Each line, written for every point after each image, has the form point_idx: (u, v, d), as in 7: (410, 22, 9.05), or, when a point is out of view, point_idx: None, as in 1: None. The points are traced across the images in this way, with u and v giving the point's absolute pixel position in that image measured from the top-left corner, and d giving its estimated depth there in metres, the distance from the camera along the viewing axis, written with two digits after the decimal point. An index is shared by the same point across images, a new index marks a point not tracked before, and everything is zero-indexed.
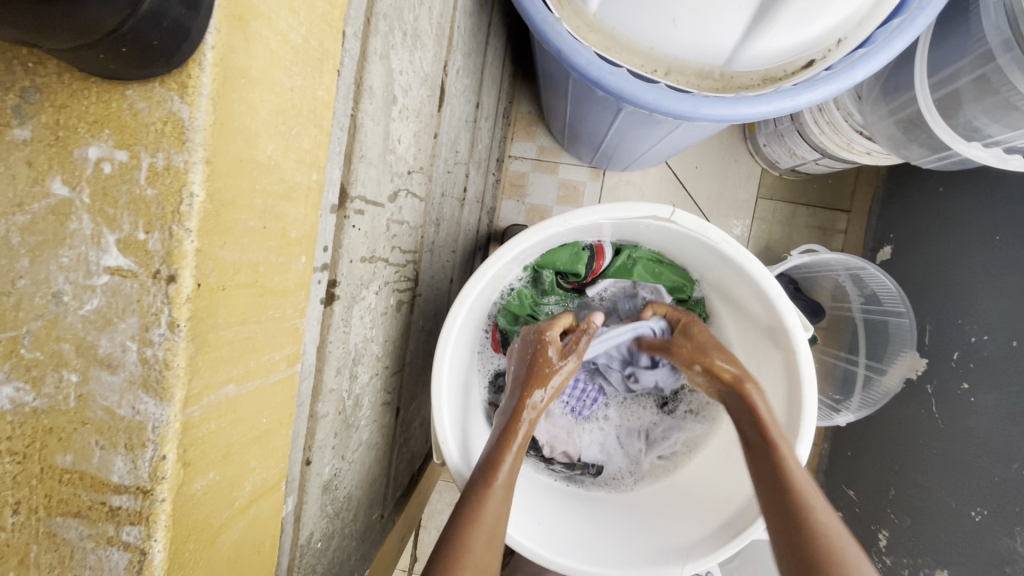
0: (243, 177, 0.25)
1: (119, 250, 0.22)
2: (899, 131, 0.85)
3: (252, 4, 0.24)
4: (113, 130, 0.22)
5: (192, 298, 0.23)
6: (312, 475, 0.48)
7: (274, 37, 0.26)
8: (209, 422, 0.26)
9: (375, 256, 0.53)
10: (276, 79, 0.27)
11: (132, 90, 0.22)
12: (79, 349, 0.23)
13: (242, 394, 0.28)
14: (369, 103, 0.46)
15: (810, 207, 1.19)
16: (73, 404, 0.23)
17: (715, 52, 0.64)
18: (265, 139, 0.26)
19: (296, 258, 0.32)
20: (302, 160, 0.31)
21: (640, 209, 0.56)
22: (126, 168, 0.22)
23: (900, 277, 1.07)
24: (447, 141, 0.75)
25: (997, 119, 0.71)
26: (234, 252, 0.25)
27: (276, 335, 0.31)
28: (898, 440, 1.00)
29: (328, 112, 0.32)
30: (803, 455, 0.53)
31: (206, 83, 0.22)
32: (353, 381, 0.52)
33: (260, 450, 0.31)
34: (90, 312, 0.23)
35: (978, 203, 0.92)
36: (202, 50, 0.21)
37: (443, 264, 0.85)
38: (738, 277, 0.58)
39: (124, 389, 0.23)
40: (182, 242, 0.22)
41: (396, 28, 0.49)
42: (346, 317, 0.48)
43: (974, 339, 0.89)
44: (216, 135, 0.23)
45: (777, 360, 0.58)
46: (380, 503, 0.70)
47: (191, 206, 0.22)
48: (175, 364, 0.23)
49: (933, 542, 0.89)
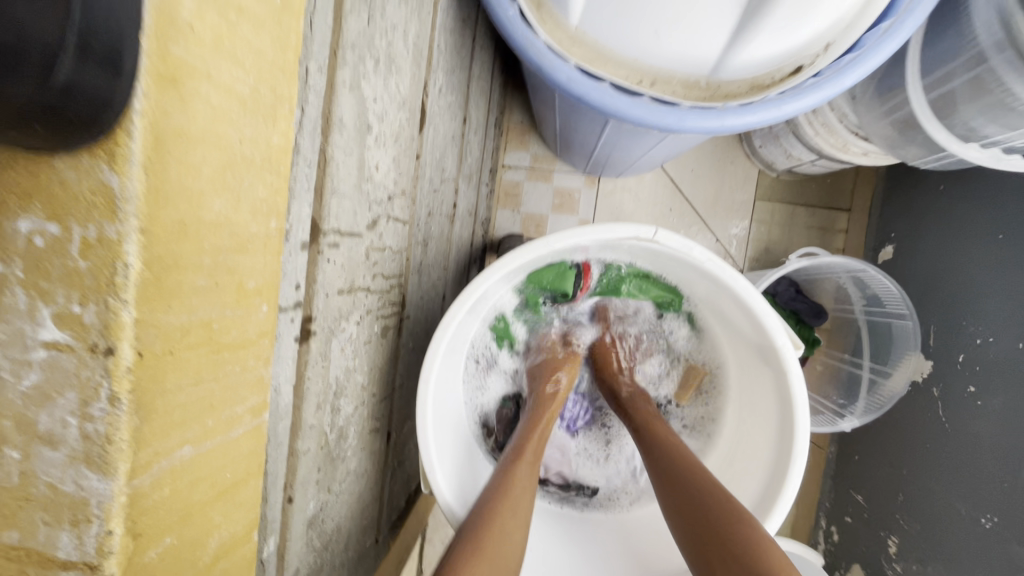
0: (187, 240, 0.24)
1: (54, 324, 0.22)
2: (894, 131, 0.83)
3: (186, 63, 0.23)
4: (43, 203, 0.22)
5: (134, 369, 0.22)
6: (295, 512, 0.47)
7: (216, 93, 0.25)
8: (162, 488, 0.25)
9: (354, 286, 0.52)
10: (220, 133, 0.26)
11: (59, 160, 0.21)
12: (19, 425, 0.23)
13: (199, 454, 0.27)
14: (340, 135, 0.45)
15: (809, 208, 1.17)
16: (16, 480, 0.23)
17: (701, 61, 0.62)
18: (211, 197, 0.26)
19: (257, 308, 0.31)
20: (258, 211, 0.30)
21: (623, 230, 0.55)
22: (59, 241, 0.22)
23: (903, 277, 1.05)
24: (432, 159, 0.74)
25: (993, 119, 0.69)
26: (181, 315, 0.25)
27: (237, 389, 0.30)
28: (905, 444, 0.98)
29: (286, 157, 0.31)
30: (796, 481, 0.53)
31: (137, 150, 0.21)
32: (335, 414, 0.51)
33: (226, 504, 0.31)
34: (28, 388, 0.23)
35: (981, 201, 0.89)
36: (131, 117, 0.21)
37: (433, 282, 0.84)
38: (727, 295, 0.57)
39: (65, 465, 0.23)
40: (119, 314, 0.22)
41: (367, 57, 0.47)
42: (324, 351, 0.47)
43: (979, 341, 0.87)
44: (151, 203, 0.22)
45: (768, 379, 0.57)
46: (374, 528, 0.70)
47: (127, 277, 0.22)
48: (117, 438, 0.22)
49: (943, 549, 0.87)
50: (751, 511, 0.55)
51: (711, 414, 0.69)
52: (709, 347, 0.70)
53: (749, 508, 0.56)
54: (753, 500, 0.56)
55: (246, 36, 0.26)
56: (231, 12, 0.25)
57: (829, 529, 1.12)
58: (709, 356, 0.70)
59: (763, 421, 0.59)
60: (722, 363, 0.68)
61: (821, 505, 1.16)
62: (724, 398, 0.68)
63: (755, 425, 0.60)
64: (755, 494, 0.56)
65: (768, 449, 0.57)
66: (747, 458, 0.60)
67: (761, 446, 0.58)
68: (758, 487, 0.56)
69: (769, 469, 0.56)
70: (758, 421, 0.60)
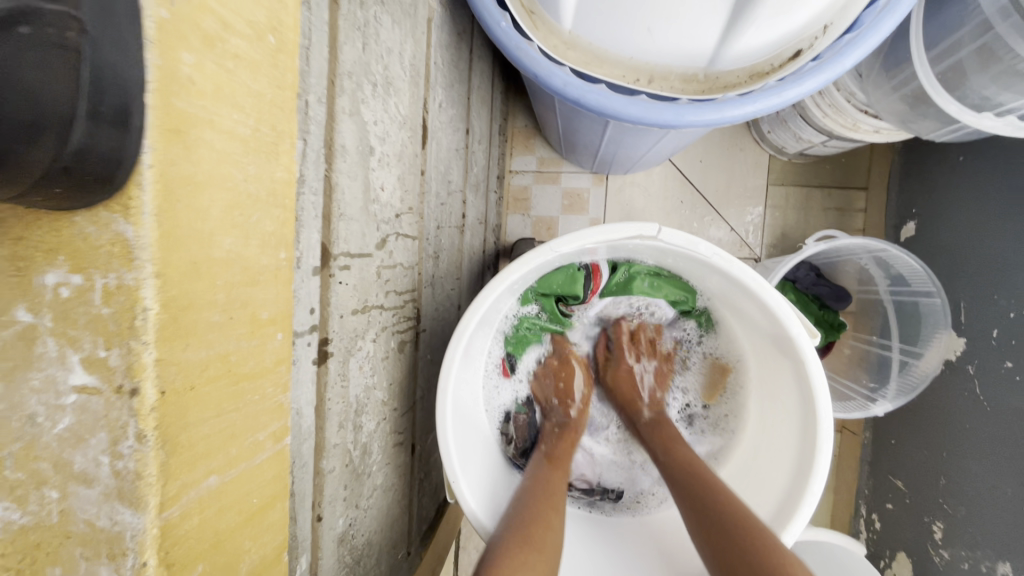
0: (200, 278, 0.26)
1: (83, 368, 0.23)
2: (906, 106, 0.80)
3: (189, 114, 0.24)
4: (67, 256, 0.23)
5: (157, 407, 0.24)
6: (325, 531, 0.48)
7: (219, 137, 0.26)
8: (192, 518, 0.26)
9: (367, 305, 0.53)
10: (226, 175, 0.27)
11: (79, 216, 0.23)
12: (57, 466, 0.24)
13: (225, 482, 0.29)
14: (343, 161, 0.46)
15: (825, 190, 1.15)
16: (56, 519, 0.24)
17: (697, 56, 0.62)
18: (221, 236, 0.27)
19: (272, 336, 0.32)
20: (267, 244, 0.31)
21: (627, 231, 0.55)
22: (82, 290, 0.23)
23: (927, 254, 1.02)
24: (437, 173, 0.75)
25: (1007, 87, 0.67)
26: (198, 351, 0.26)
27: (258, 416, 0.31)
28: (942, 426, 0.95)
29: (291, 190, 0.32)
30: (824, 467, 0.52)
31: (146, 201, 0.22)
32: (358, 431, 0.53)
33: (255, 529, 0.32)
34: (63, 430, 0.24)
35: (1004, 169, 0.86)
36: (140, 170, 0.22)
37: (447, 293, 0.85)
38: (738, 289, 0.57)
39: (101, 501, 0.24)
40: (140, 355, 0.23)
41: (365, 82, 0.49)
42: (343, 370, 0.49)
43: (1013, 314, 0.84)
44: (163, 247, 0.23)
45: (787, 370, 0.57)
46: (405, 541, 0.71)
47: (145, 320, 0.23)
48: (146, 473, 0.23)
49: (990, 533, 0.84)
50: (782, 504, 0.54)
51: (734, 411, 0.69)
52: (728, 341, 0.69)
53: (778, 501, 0.55)
54: (783, 490, 0.55)
55: (243, 80, 0.28)
56: (228, 59, 0.26)
57: (871, 518, 1.09)
58: (729, 351, 0.69)
59: (785, 413, 0.58)
60: (742, 357, 0.67)
61: (860, 493, 1.13)
62: (744, 393, 0.67)
63: (779, 419, 0.59)
64: (784, 487, 0.55)
65: (793, 443, 0.56)
66: (772, 449, 0.59)
67: (785, 440, 0.57)
68: (787, 477, 0.55)
69: (796, 459, 0.55)
70: (781, 416, 0.59)
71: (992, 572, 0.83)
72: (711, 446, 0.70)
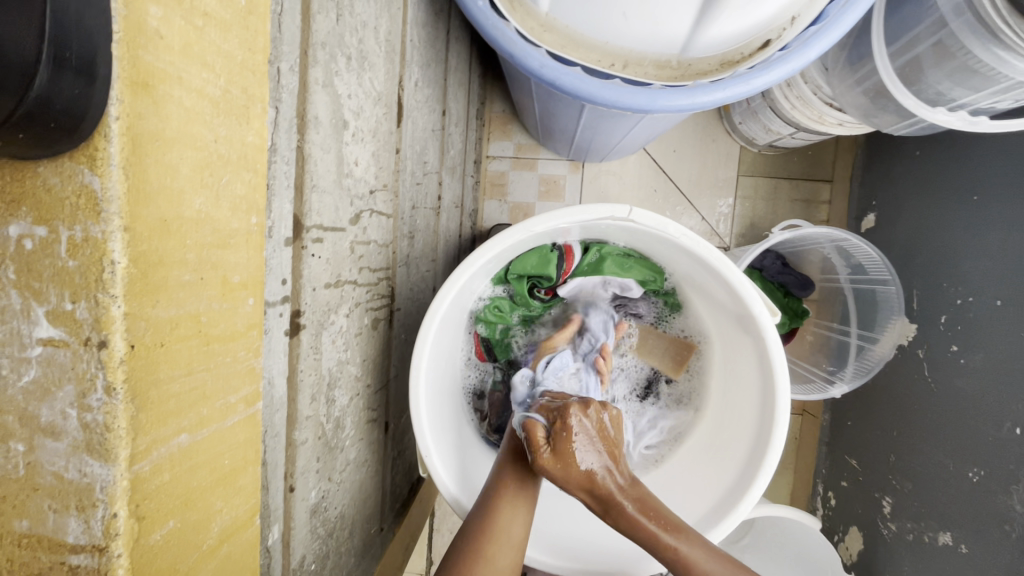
0: (170, 236, 0.26)
1: (49, 321, 0.23)
2: (867, 100, 0.83)
3: (156, 69, 0.24)
4: (30, 208, 0.23)
5: (126, 360, 0.24)
6: (297, 501, 0.49)
7: (188, 95, 0.26)
8: (162, 474, 0.26)
9: (340, 280, 0.53)
10: (196, 134, 0.27)
11: (43, 166, 0.23)
12: (22, 419, 0.24)
13: (196, 442, 0.29)
14: (316, 132, 0.46)
15: (792, 181, 1.19)
16: (22, 472, 0.25)
17: (670, 42, 0.63)
18: (191, 195, 0.27)
19: (243, 301, 0.32)
20: (238, 208, 0.31)
21: (599, 211, 0.56)
22: (47, 242, 0.23)
23: (885, 244, 1.06)
24: (412, 153, 0.75)
25: (960, 83, 0.71)
26: (169, 308, 0.26)
27: (229, 378, 0.31)
28: (892, 406, 1.00)
29: (263, 155, 0.32)
30: (781, 438, 0.55)
31: (114, 152, 0.22)
32: (331, 405, 0.53)
33: (226, 490, 0.32)
34: (28, 383, 0.24)
35: (956, 163, 0.91)
36: (107, 122, 0.22)
37: (423, 275, 0.85)
38: (705, 269, 0.59)
39: (69, 454, 0.24)
40: (108, 308, 0.23)
41: (339, 54, 0.48)
42: (315, 344, 0.49)
43: (960, 301, 0.89)
44: (132, 202, 0.23)
45: (748, 346, 0.60)
46: (378, 517, 0.72)
47: (114, 274, 0.23)
48: (116, 427, 0.24)
49: (934, 505, 0.89)
50: (738, 475, 0.58)
51: (698, 388, 0.71)
52: (694, 321, 0.72)
53: (736, 473, 0.58)
54: (742, 461, 0.58)
55: (213, 39, 0.27)
56: (197, 17, 0.26)
57: (827, 495, 1.15)
58: (695, 330, 0.72)
59: (744, 389, 0.61)
60: (706, 334, 0.69)
61: (818, 472, 1.18)
62: (707, 372, 0.70)
63: (739, 393, 0.62)
64: (743, 457, 0.58)
65: (752, 415, 0.59)
66: (731, 422, 0.62)
67: (744, 413, 0.60)
68: (746, 448, 0.58)
69: (754, 430, 0.58)
70: (740, 389, 0.62)
71: (934, 541, 0.88)
72: (675, 422, 0.72)
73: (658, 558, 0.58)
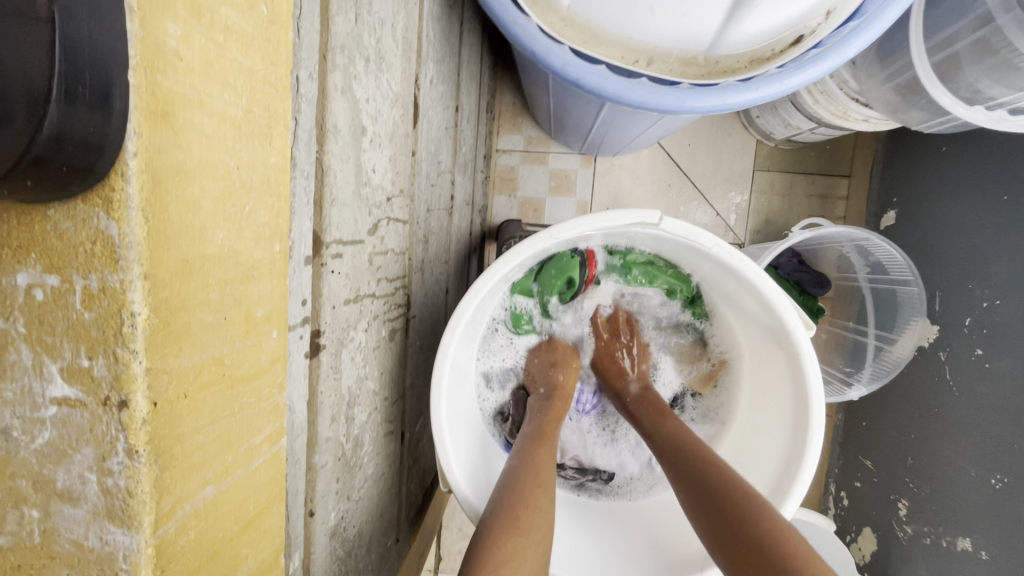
0: (192, 277, 0.23)
1: (63, 379, 0.21)
2: (898, 97, 0.80)
3: (176, 94, 0.21)
4: (39, 255, 0.21)
5: (149, 420, 0.21)
6: (317, 525, 0.47)
7: (210, 120, 0.23)
8: (187, 532, 0.24)
9: (360, 294, 0.51)
10: (218, 162, 0.24)
11: (53, 210, 0.20)
12: (36, 484, 0.22)
13: (221, 492, 0.27)
14: (335, 142, 0.43)
15: (810, 176, 1.16)
16: (38, 539, 0.23)
17: (698, 37, 0.59)
18: (213, 230, 0.25)
19: (267, 335, 0.30)
20: (261, 236, 0.28)
21: (628, 219, 0.54)
22: (60, 293, 0.21)
23: (906, 243, 1.04)
24: (427, 153, 0.72)
25: (1000, 80, 0.68)
26: (191, 356, 0.24)
27: (254, 420, 0.29)
28: (911, 410, 0.98)
29: (286, 176, 0.30)
30: (815, 456, 0.53)
31: (132, 193, 0.20)
32: (350, 423, 0.51)
33: (251, 536, 0.30)
34: (43, 446, 0.22)
35: (986, 161, 0.87)
36: (124, 159, 0.19)
37: (436, 278, 0.83)
38: (736, 279, 0.57)
39: (89, 520, 0.22)
40: (129, 365, 0.21)
41: (357, 56, 0.45)
42: (335, 363, 0.47)
43: (985, 304, 0.86)
44: (152, 246, 0.21)
45: (780, 360, 0.57)
46: (394, 528, 0.70)
47: (134, 326, 0.20)
48: (140, 491, 0.22)
49: (953, 510, 0.88)
50: (771, 492, 0.55)
51: (725, 401, 0.69)
52: (722, 331, 0.70)
53: (768, 488, 0.56)
54: (773, 479, 0.56)
55: (235, 56, 0.25)
56: (217, 32, 0.23)
57: (840, 495, 1.14)
58: (725, 341, 0.70)
59: (776, 404, 0.59)
60: (735, 345, 0.67)
61: (831, 472, 1.17)
62: (735, 384, 0.68)
63: (770, 409, 0.60)
64: (773, 474, 0.56)
65: (784, 431, 0.57)
66: (761, 437, 0.60)
67: (777, 429, 0.58)
68: (778, 465, 0.56)
69: (786, 447, 0.56)
70: (771, 405, 0.60)
71: (952, 546, 0.87)
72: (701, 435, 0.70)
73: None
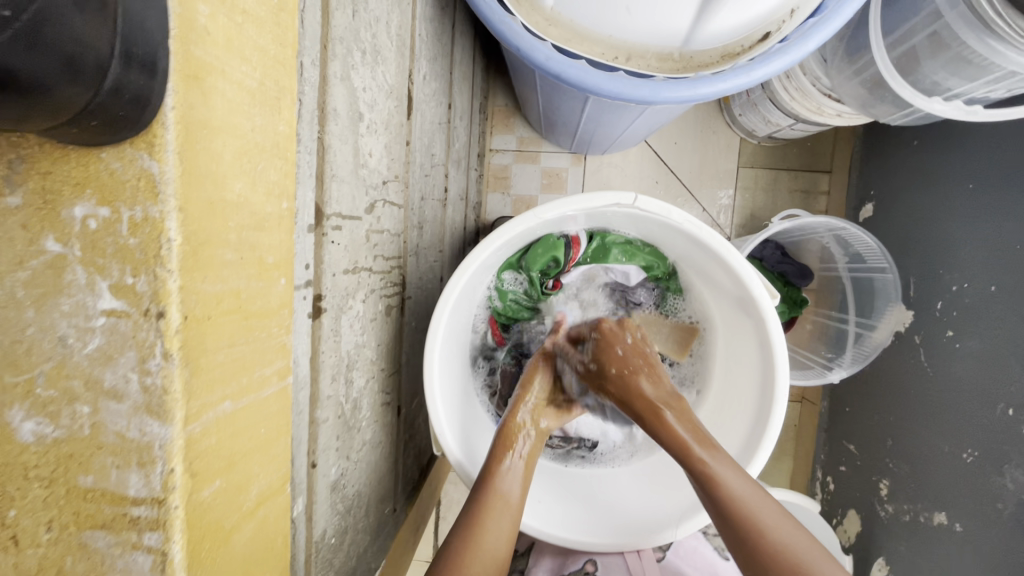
0: (215, 217, 0.28)
1: (111, 293, 0.26)
2: (865, 91, 0.85)
3: (204, 62, 0.26)
4: (93, 190, 0.25)
5: (181, 329, 0.26)
6: (319, 476, 0.51)
7: (230, 87, 0.28)
8: (210, 436, 0.29)
9: (357, 267, 0.55)
10: (237, 124, 0.29)
11: (106, 153, 0.25)
12: (87, 384, 0.27)
13: (238, 408, 0.31)
14: (335, 124, 0.48)
15: (791, 171, 1.21)
16: (88, 431, 0.27)
17: (672, 35, 0.64)
18: (232, 179, 0.29)
19: (276, 281, 0.34)
20: (271, 192, 0.33)
21: (605, 198, 0.58)
22: (109, 222, 0.25)
23: (882, 233, 1.08)
24: (421, 146, 0.77)
25: (955, 73, 0.73)
26: (215, 284, 0.28)
27: (265, 352, 0.34)
28: (890, 392, 1.02)
29: (292, 143, 0.35)
30: (780, 414, 0.58)
31: (171, 139, 0.25)
32: (349, 386, 0.55)
33: (262, 458, 0.35)
34: (93, 350, 0.26)
35: (953, 152, 0.92)
36: (163, 112, 0.24)
37: (431, 265, 0.87)
38: (705, 253, 0.61)
39: (131, 414, 0.26)
40: (166, 282, 0.25)
41: (355, 49, 0.50)
42: (335, 327, 0.51)
43: (956, 287, 0.91)
44: (186, 184, 0.25)
45: (749, 329, 0.62)
46: (391, 498, 0.74)
47: (170, 250, 0.25)
48: (173, 389, 0.26)
49: (929, 486, 0.91)
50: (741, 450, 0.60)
51: (701, 371, 0.74)
52: (696, 305, 0.74)
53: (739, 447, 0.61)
54: (744, 438, 0.61)
55: (251, 35, 0.29)
56: (236, 14, 0.28)
57: (826, 480, 1.17)
58: (699, 314, 0.74)
59: (746, 370, 0.63)
60: (709, 318, 0.72)
61: (817, 458, 1.21)
62: (709, 356, 0.72)
63: (741, 375, 0.64)
64: (744, 434, 0.61)
65: (753, 395, 0.61)
66: (733, 402, 0.65)
67: (746, 393, 0.63)
68: (748, 425, 0.61)
69: (755, 408, 0.60)
70: (742, 372, 0.64)
71: (930, 521, 0.91)
72: None
73: (664, 530, 0.60)
